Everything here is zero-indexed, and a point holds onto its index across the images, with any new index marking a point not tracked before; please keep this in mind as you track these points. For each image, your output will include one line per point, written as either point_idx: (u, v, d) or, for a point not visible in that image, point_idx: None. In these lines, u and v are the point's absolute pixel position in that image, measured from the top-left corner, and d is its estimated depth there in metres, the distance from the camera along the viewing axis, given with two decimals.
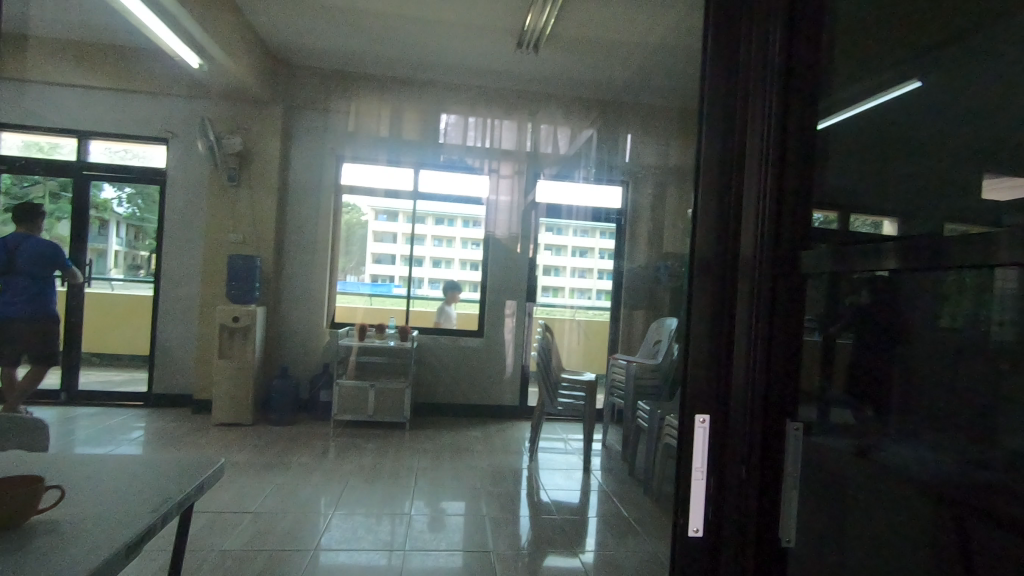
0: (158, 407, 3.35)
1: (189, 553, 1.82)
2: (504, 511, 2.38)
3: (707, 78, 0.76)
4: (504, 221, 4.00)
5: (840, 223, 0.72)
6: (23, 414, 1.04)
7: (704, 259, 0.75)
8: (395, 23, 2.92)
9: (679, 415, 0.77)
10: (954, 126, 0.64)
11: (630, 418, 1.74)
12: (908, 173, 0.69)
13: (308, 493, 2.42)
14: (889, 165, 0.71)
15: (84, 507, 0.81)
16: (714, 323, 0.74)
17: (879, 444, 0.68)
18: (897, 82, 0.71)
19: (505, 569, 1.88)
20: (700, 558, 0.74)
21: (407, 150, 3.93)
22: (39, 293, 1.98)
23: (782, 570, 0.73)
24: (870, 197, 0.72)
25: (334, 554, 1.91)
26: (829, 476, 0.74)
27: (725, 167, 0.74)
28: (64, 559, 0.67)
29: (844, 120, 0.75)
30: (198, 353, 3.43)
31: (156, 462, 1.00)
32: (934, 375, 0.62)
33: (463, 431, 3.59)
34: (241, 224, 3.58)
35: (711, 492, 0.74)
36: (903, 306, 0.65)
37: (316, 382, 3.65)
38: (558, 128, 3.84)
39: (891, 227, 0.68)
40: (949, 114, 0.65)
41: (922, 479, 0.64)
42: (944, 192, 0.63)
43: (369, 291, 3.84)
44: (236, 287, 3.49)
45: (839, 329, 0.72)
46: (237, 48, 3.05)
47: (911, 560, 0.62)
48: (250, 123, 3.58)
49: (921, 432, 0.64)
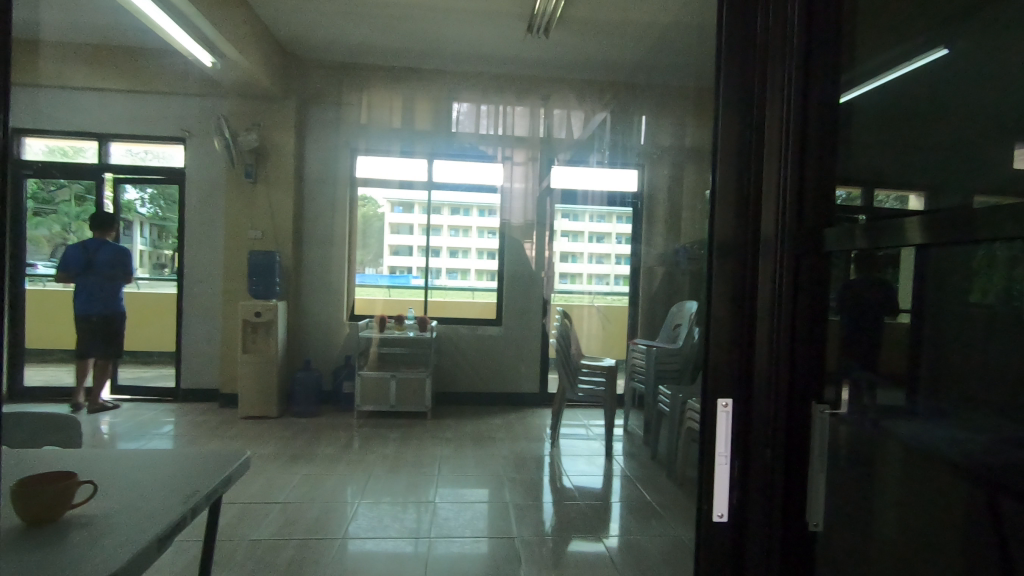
0: (186, 402, 3.44)
1: (221, 544, 1.87)
2: (528, 498, 2.39)
3: (722, 53, 0.73)
4: (520, 208, 3.84)
5: (864, 199, 0.70)
6: (53, 412, 1.07)
7: (723, 241, 0.72)
8: (406, 13, 2.90)
9: (700, 401, 0.75)
10: (983, 96, 0.62)
11: (650, 403, 1.73)
12: (936, 144, 0.66)
13: (334, 483, 2.46)
14: (916, 139, 0.68)
15: (115, 501, 0.83)
16: (736, 305, 0.73)
17: (904, 424, 0.67)
18: (922, 51, 0.69)
19: (530, 555, 1.90)
20: (725, 544, 0.73)
21: (421, 140, 4.04)
22: (102, 289, 2.32)
23: (809, 553, 0.72)
24: (895, 170, 0.69)
25: (362, 542, 1.94)
26: (862, 456, 0.72)
27: (744, 149, 0.72)
28: (99, 551, 0.69)
29: (866, 94, 0.72)
30: (223, 349, 3.50)
31: (185, 455, 1.02)
32: (959, 350, 0.62)
33: (485, 419, 3.61)
34: (259, 220, 3.64)
35: (735, 476, 0.73)
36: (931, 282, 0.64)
37: (339, 375, 3.73)
38: (570, 112, 3.66)
39: (919, 202, 0.66)
40: (976, 80, 0.63)
41: (951, 457, 0.63)
42: (977, 162, 0.60)
43: (388, 283, 3.71)
44: (258, 282, 3.62)
45: (869, 308, 0.70)
46: (250, 45, 3.05)
47: (949, 537, 0.62)
48: (264, 118, 3.59)
49: (950, 410, 0.62)
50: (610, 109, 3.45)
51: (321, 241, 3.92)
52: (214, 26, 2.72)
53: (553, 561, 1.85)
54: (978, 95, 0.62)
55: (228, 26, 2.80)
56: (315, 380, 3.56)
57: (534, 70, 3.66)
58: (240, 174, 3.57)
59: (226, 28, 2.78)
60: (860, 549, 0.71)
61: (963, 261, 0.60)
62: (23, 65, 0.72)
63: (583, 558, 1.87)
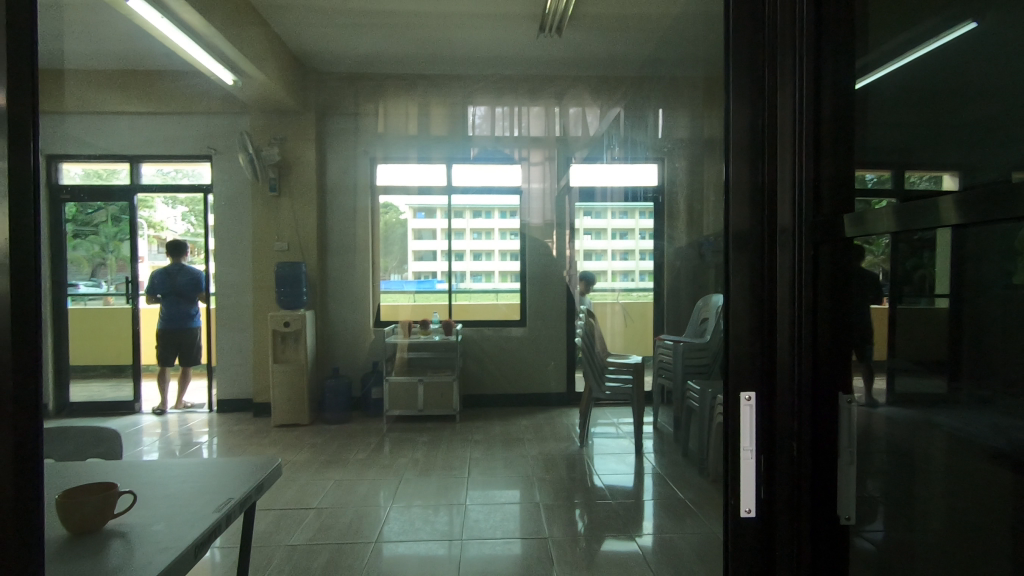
0: (223, 414, 3.54)
1: (260, 549, 1.92)
2: (558, 498, 2.38)
3: (731, 44, 0.73)
4: (539, 209, 3.74)
5: (896, 181, 0.66)
6: (103, 425, 1.11)
7: (739, 234, 0.72)
8: (420, 21, 2.94)
9: (722, 395, 0.74)
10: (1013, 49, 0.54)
11: (679, 398, 1.71)
12: (976, 114, 0.58)
13: (366, 487, 2.50)
14: (946, 107, 0.62)
15: (153, 511, 0.86)
16: (755, 296, 0.72)
17: (944, 415, 0.61)
18: (948, 26, 0.62)
19: (561, 555, 1.90)
20: (753, 537, 0.72)
21: (438, 147, 4.15)
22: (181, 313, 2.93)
23: (844, 549, 0.70)
24: (926, 149, 0.63)
25: (395, 545, 1.98)
26: (902, 453, 0.67)
27: (756, 144, 0.72)
28: (140, 559, 0.72)
29: (888, 75, 0.67)
30: (256, 360, 3.58)
31: (221, 463, 1.05)
32: (1002, 335, 0.54)
33: (513, 421, 3.62)
34: (284, 231, 3.71)
35: (761, 471, 0.72)
36: (972, 256, 0.57)
37: (367, 381, 3.82)
38: (588, 110, 3.39)
39: (952, 180, 0.60)
40: (1012, 39, 0.54)
41: (994, 447, 0.55)
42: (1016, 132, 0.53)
43: (415, 288, 3.70)
44: (286, 292, 3.60)
45: (907, 293, 0.65)
46: (269, 64, 3.10)
47: (996, 547, 0.55)
48: (285, 133, 3.67)
49: (994, 399, 0.54)
50: (626, 103, 3.01)
51: (347, 246, 3.93)
52: (234, 46, 2.76)
53: (585, 560, 1.84)
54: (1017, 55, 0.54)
55: (246, 44, 2.85)
56: (344, 388, 3.61)
57: (546, 68, 3.65)
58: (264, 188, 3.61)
59: (245, 46, 2.84)
60: (903, 548, 0.65)
61: (1005, 235, 0.53)
62: (54, 94, 0.74)
63: (615, 557, 1.86)
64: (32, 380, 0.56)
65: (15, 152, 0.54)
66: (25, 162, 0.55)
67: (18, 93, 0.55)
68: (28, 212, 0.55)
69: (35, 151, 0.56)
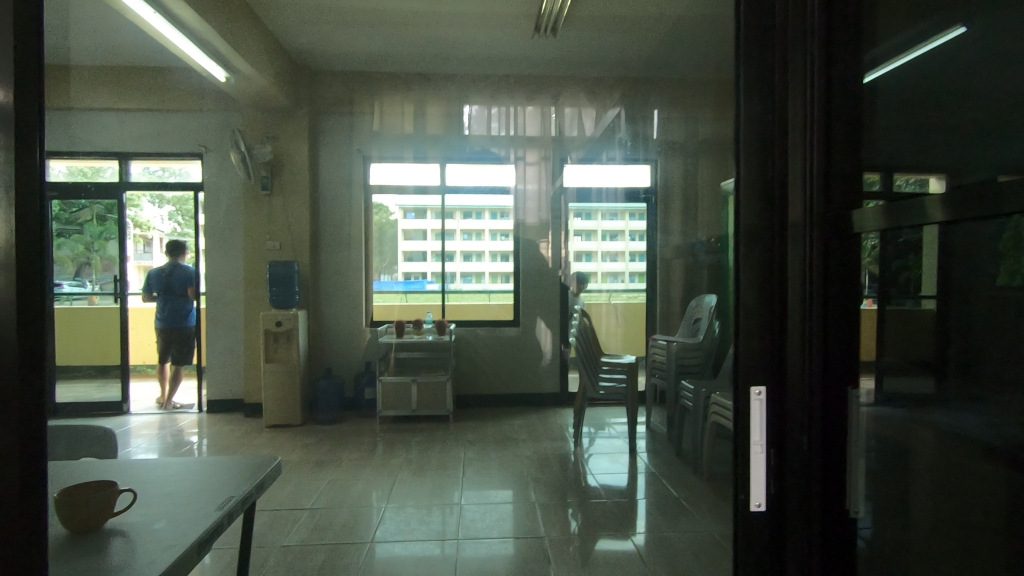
0: (213, 414, 3.50)
1: (254, 551, 1.90)
2: (553, 498, 2.38)
3: (742, 29, 0.71)
4: (534, 209, 3.80)
5: (883, 183, 0.70)
6: (95, 424, 1.09)
7: (751, 226, 0.71)
8: (419, 21, 2.93)
9: (733, 389, 0.73)
10: (1000, 67, 0.59)
11: (673, 398, 1.72)
12: (957, 124, 0.64)
13: (361, 488, 2.48)
14: (929, 119, 0.68)
15: (153, 509, 0.85)
16: (766, 291, 0.71)
17: (936, 412, 0.67)
18: (942, 28, 0.66)
19: (557, 554, 1.90)
20: (764, 532, 0.71)
21: (433, 145, 4.02)
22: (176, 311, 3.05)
23: (851, 547, 0.71)
24: (911, 153, 0.68)
25: (390, 546, 1.97)
26: (894, 454, 0.72)
27: (766, 136, 0.71)
28: (142, 557, 0.71)
29: (895, 70, 0.70)
30: (247, 361, 3.54)
31: (217, 462, 1.03)
32: (993, 337, 0.60)
33: (506, 420, 3.61)
34: (277, 231, 3.67)
35: (771, 466, 0.71)
36: (959, 263, 0.64)
37: (360, 381, 3.78)
38: (582, 109, 3.75)
39: (938, 183, 0.64)
40: (998, 53, 0.60)
41: (981, 441, 0.61)
42: (1005, 139, 0.58)
43: (403, 290, 3.91)
44: (277, 290, 3.53)
45: (893, 295, 0.71)
46: (264, 63, 3.06)
47: (982, 533, 0.61)
48: (278, 131, 3.64)
49: (984, 397, 0.61)
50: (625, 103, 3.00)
51: (341, 243, 3.92)
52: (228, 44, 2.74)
53: (581, 560, 1.84)
54: (1013, 64, 0.58)
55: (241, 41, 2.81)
56: (337, 388, 3.58)
57: (544, 68, 3.65)
58: (257, 187, 3.58)
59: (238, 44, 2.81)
60: (895, 544, 0.71)
61: (991, 239, 0.60)
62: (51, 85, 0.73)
63: (611, 555, 1.86)
64: (37, 380, 0.55)
65: (21, 152, 0.54)
66: (31, 161, 0.54)
67: (22, 87, 0.54)
68: (34, 211, 0.55)
69: (41, 151, 0.55)
